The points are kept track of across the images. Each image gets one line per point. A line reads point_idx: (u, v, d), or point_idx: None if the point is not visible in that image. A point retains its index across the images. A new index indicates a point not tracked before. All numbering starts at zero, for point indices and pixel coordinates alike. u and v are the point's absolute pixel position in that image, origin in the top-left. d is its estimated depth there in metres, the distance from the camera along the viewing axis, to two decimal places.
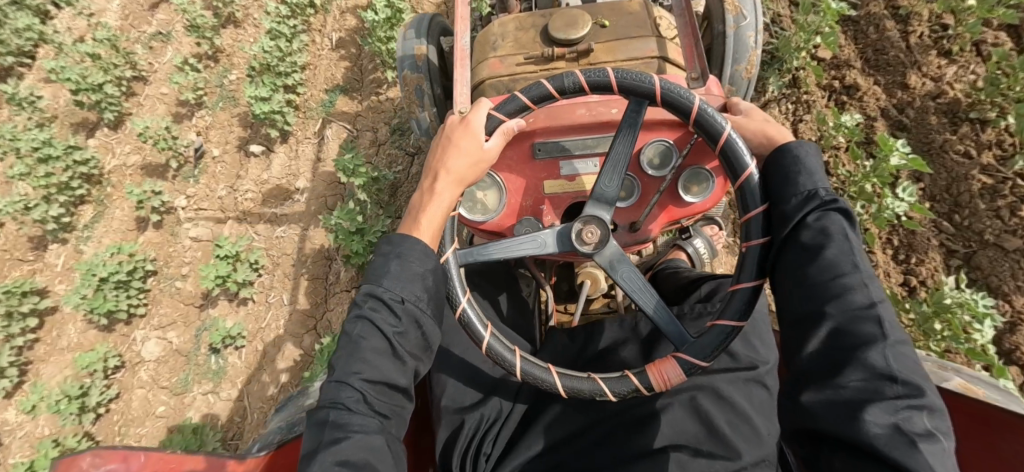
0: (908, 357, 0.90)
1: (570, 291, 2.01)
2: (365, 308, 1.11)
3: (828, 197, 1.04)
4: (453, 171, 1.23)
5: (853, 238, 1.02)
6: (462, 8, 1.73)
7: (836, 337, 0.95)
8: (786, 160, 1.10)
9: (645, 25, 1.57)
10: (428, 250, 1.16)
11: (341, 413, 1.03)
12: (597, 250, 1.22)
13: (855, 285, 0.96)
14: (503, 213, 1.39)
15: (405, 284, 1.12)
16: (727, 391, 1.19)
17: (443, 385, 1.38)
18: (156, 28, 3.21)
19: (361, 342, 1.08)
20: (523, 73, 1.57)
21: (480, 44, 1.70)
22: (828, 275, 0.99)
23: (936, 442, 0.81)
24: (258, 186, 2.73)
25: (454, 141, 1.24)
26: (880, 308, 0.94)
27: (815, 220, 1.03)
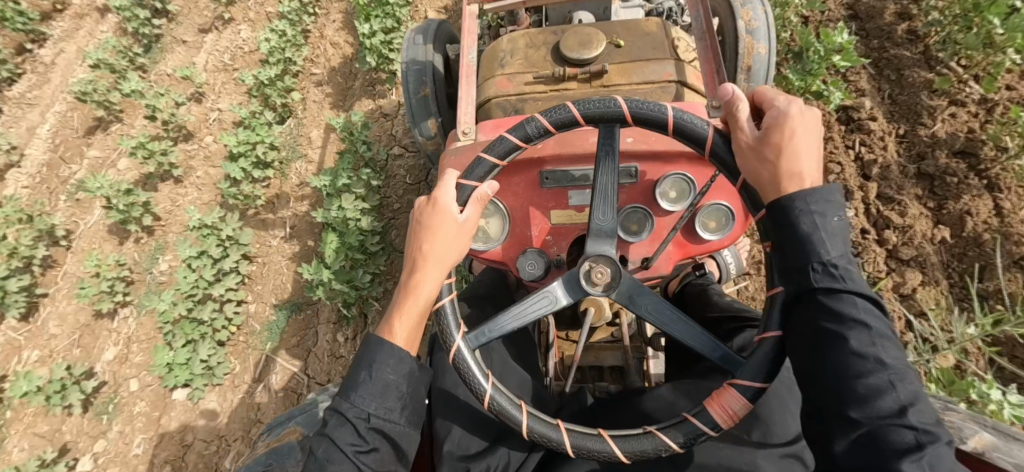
0: (952, 463, 0.80)
1: (573, 317, 1.86)
2: (329, 427, 1.04)
3: (840, 273, 0.91)
4: (434, 257, 1.12)
5: (874, 319, 0.89)
6: (469, 20, 1.66)
7: (866, 448, 0.84)
8: (799, 226, 0.93)
9: (662, 46, 1.49)
10: (405, 357, 1.08)
11: None
12: (607, 292, 1.13)
13: (880, 383, 0.85)
14: (505, 243, 1.30)
15: (374, 398, 1.05)
16: (764, 471, 1.07)
17: (447, 428, 1.27)
18: (83, 176, 2.86)
19: (325, 465, 1.00)
20: (531, 93, 1.48)
21: (488, 59, 1.61)
22: (849, 372, 0.88)
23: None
24: (178, 450, 2.26)
25: (430, 230, 1.13)
26: (912, 410, 0.83)
27: (831, 305, 0.90)
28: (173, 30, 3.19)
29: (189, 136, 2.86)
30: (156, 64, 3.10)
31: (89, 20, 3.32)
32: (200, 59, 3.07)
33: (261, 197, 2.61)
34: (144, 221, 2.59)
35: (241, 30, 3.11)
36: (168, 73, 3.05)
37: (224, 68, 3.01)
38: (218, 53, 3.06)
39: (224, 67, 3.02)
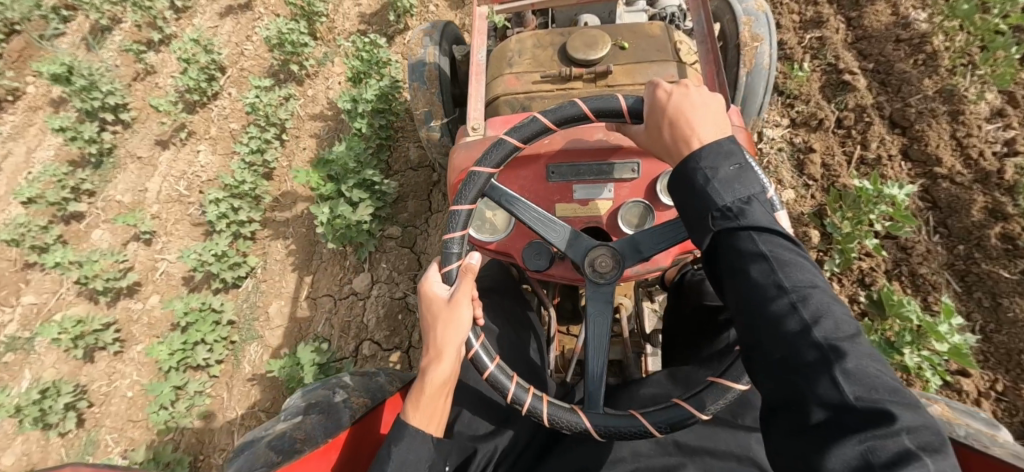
0: (864, 367, 0.77)
1: (574, 312, 1.94)
2: None
3: (737, 213, 0.92)
4: (449, 348, 1.12)
5: (775, 249, 0.88)
6: (480, 21, 1.72)
7: (780, 371, 0.81)
8: (694, 180, 0.96)
9: (665, 48, 1.55)
10: (427, 439, 1.10)
11: None
12: (610, 279, 1.18)
13: (786, 304, 0.83)
14: (512, 234, 1.36)
15: None
16: (757, 451, 1.14)
17: (455, 412, 1.33)
18: (13, 330, 2.70)
19: None
20: (539, 92, 1.54)
21: (497, 58, 1.67)
22: (757, 299, 0.86)
23: (915, 465, 0.68)
24: None
25: (441, 325, 1.12)
26: (819, 322, 0.81)
27: (731, 245, 0.90)
28: (127, 141, 3.04)
29: (133, 290, 2.66)
30: (106, 185, 2.95)
31: (43, 113, 3.29)
32: (153, 184, 2.89)
33: (204, 395, 2.37)
34: (65, 427, 2.34)
35: (200, 151, 2.92)
36: (116, 201, 2.90)
37: (177, 198, 2.82)
38: (173, 179, 2.87)
39: (179, 198, 2.83)
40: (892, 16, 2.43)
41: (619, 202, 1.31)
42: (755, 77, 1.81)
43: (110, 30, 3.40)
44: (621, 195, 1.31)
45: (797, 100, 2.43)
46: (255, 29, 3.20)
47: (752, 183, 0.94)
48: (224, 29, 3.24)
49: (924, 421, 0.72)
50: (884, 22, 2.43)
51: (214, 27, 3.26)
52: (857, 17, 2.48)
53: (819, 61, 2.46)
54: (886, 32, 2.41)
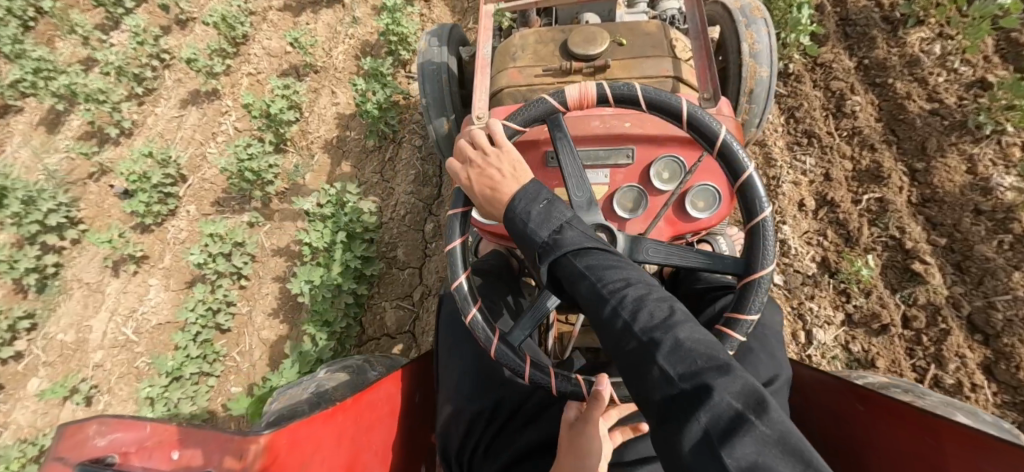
0: (683, 343, 0.83)
1: None
2: None
3: (552, 242, 1.00)
4: None
5: (589, 263, 0.97)
6: (486, 19, 1.81)
7: (627, 375, 0.88)
8: (515, 227, 1.05)
9: (661, 45, 1.63)
10: None
11: None
12: None
13: (612, 312, 0.91)
14: None
15: None
16: None
17: (454, 371, 1.43)
18: None
19: None
20: (541, 84, 1.62)
21: (501, 54, 1.75)
22: (593, 318, 0.94)
23: (743, 425, 0.73)
24: None
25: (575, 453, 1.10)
26: (637, 317, 0.88)
27: (561, 274, 0.99)
28: (76, 263, 2.79)
29: None
30: (51, 314, 2.70)
31: None
32: (99, 320, 2.63)
33: None
34: None
35: (151, 285, 2.65)
36: (58, 339, 2.64)
37: (122, 343, 2.54)
38: (121, 318, 2.61)
39: (124, 343, 2.55)
40: (968, 173, 2.03)
41: (614, 187, 1.38)
42: (754, 76, 1.86)
43: (68, 113, 3.19)
44: (616, 180, 1.39)
45: (852, 289, 2.03)
46: (219, 126, 2.95)
47: (560, 212, 1.03)
48: (188, 121, 3.01)
49: (732, 376, 0.79)
50: (958, 182, 2.03)
51: (177, 117, 3.04)
52: (923, 170, 2.09)
53: (878, 231, 2.07)
54: (961, 196, 2.01)
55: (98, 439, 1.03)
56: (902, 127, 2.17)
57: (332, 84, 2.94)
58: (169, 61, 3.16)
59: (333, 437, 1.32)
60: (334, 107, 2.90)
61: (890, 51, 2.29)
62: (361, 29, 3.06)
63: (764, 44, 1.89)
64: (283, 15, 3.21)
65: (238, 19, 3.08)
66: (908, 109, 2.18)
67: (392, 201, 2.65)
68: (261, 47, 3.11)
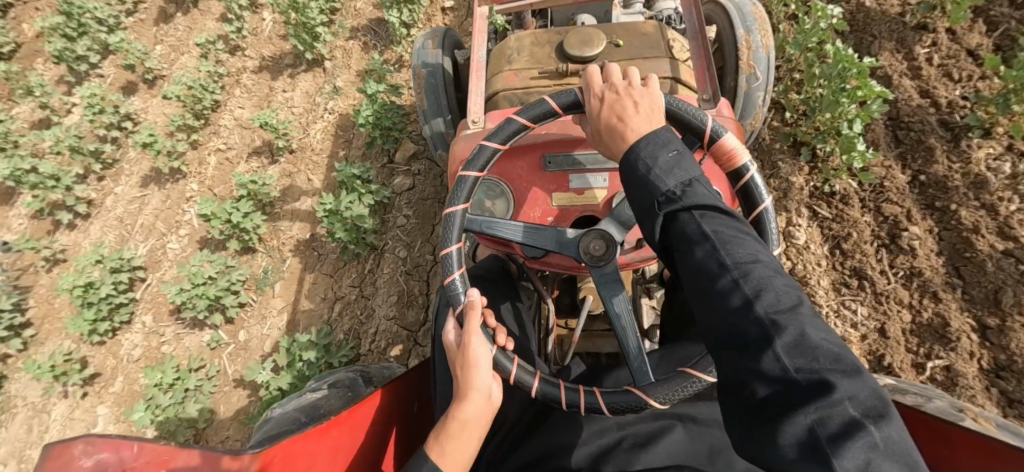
0: (806, 337, 0.76)
1: (572, 305, 1.94)
2: None
3: (680, 195, 0.93)
4: (476, 396, 1.14)
5: (717, 228, 0.88)
6: (480, 21, 1.78)
7: (730, 350, 0.81)
8: (636, 169, 0.99)
9: (658, 46, 1.60)
10: None
11: None
12: (603, 262, 1.24)
13: (731, 285, 0.83)
14: (510, 222, 1.40)
15: None
16: None
17: (443, 392, 1.42)
18: None
19: None
20: (537, 87, 1.59)
21: (496, 57, 1.73)
22: (705, 284, 0.86)
23: (860, 436, 0.67)
24: None
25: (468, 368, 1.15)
26: (760, 297, 0.81)
27: (675, 229, 0.92)
28: (17, 380, 2.62)
29: None
30: None
31: None
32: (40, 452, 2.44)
33: None
34: None
35: (99, 414, 2.47)
36: None
37: None
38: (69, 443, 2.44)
39: None
40: None
41: (613, 190, 1.36)
42: (752, 80, 1.82)
43: (18, 191, 3.06)
44: (615, 183, 1.36)
45: None
46: (183, 215, 2.83)
47: (689, 167, 0.96)
48: (151, 204, 2.90)
49: (861, 380, 0.72)
50: None
51: (140, 198, 2.93)
52: (996, 328, 1.84)
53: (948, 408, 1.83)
54: None
55: (85, 459, 0.98)
56: (969, 268, 1.94)
57: (308, 169, 2.79)
58: (133, 127, 3.10)
59: (329, 448, 1.31)
60: (309, 177, 2.77)
61: (952, 167, 2.07)
62: (338, 101, 2.93)
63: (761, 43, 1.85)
64: (257, 79, 3.12)
65: (205, 90, 2.99)
66: (976, 246, 1.95)
67: (371, 326, 2.41)
68: (231, 117, 3.02)
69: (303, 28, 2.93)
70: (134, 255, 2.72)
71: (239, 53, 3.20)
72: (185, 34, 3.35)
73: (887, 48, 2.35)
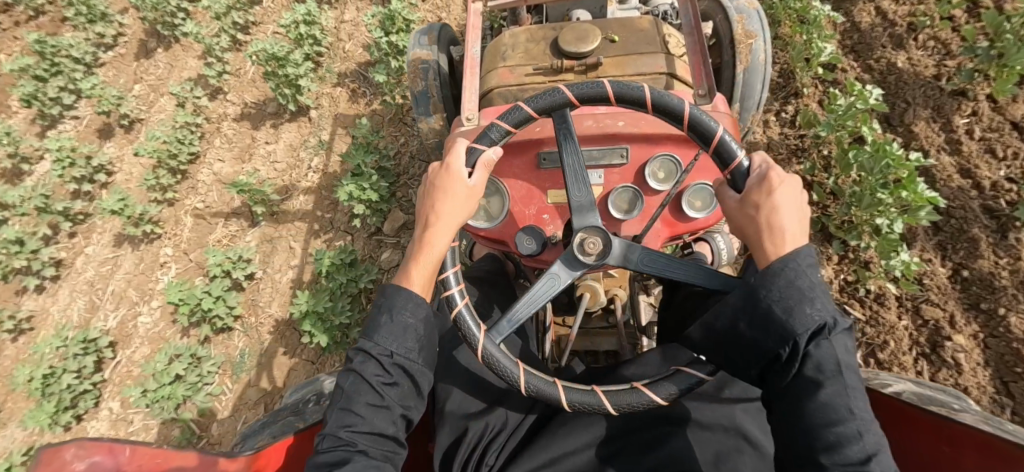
0: None
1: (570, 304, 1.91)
2: (354, 362, 1.11)
3: (830, 330, 0.97)
4: (445, 219, 1.19)
5: (848, 375, 0.97)
6: (474, 17, 1.76)
7: None
8: (794, 281, 0.99)
9: (654, 41, 1.59)
10: (422, 301, 1.14)
11: (334, 441, 1.04)
12: (598, 260, 1.20)
13: (851, 433, 0.94)
14: (506, 220, 1.39)
15: (397, 338, 1.11)
16: (744, 423, 1.18)
17: (447, 392, 1.35)
18: None
19: (355, 397, 1.07)
20: (531, 84, 1.58)
21: (491, 54, 1.72)
22: (824, 419, 0.96)
23: None
24: None
25: (444, 192, 1.20)
26: (872, 458, 0.93)
27: (813, 357, 0.97)
28: None
29: None
30: None
31: None
32: None
33: None
34: None
35: None
36: None
37: None
38: None
39: None
40: None
41: (609, 187, 1.35)
42: (750, 74, 1.83)
43: None
44: (610, 180, 1.35)
45: None
46: (157, 283, 2.63)
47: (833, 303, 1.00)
48: (123, 267, 2.70)
49: None
50: None
51: (113, 259, 2.73)
52: None
53: None
54: None
55: (77, 463, 0.98)
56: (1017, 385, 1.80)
57: (290, 235, 2.62)
58: (111, 176, 2.90)
59: None
60: (290, 246, 2.59)
61: (998, 262, 1.94)
62: (320, 158, 2.77)
63: (759, 38, 1.86)
64: (239, 127, 2.95)
65: (185, 141, 2.82)
66: None
67: None
68: (211, 171, 2.84)
69: (283, 79, 2.77)
70: (101, 333, 2.52)
71: (220, 96, 3.04)
72: (165, 71, 3.17)
73: (922, 117, 2.23)
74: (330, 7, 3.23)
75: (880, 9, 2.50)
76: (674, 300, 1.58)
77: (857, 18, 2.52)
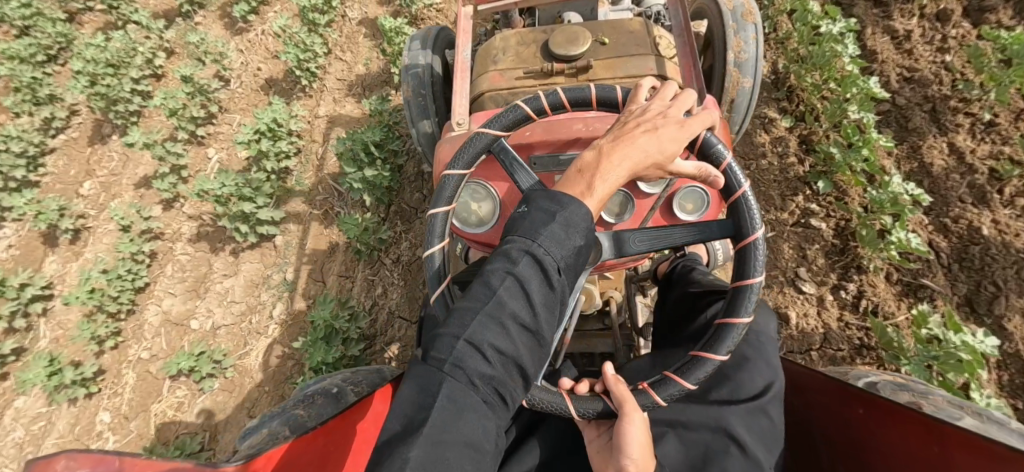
0: None
1: None
2: (518, 265, 0.94)
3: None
4: (640, 152, 1.04)
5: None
6: (465, 20, 1.76)
7: None
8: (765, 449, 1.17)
9: (644, 43, 1.59)
10: (589, 229, 1.00)
11: (462, 373, 0.88)
12: None
13: None
14: (497, 225, 1.39)
15: (561, 258, 0.96)
16: (733, 424, 1.16)
17: None
18: None
19: (505, 308, 0.92)
20: (522, 87, 1.58)
21: (482, 58, 1.71)
22: None
23: None
24: None
25: (658, 123, 1.07)
26: None
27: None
28: None
29: None
30: None
31: None
32: None
33: None
34: None
35: None
36: None
37: None
38: None
39: None
40: None
41: None
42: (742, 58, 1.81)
43: None
44: None
45: None
46: None
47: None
48: (56, 427, 2.40)
49: None
50: None
51: (46, 414, 2.43)
52: None
53: None
54: None
55: None
56: None
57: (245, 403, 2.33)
58: (51, 300, 2.66)
59: (315, 459, 1.23)
60: (242, 420, 2.29)
61: None
62: (282, 303, 2.48)
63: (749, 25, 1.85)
64: (193, 253, 2.66)
65: (128, 279, 2.54)
66: None
67: None
68: (159, 310, 2.57)
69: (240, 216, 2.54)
70: None
71: (173, 207, 2.76)
72: (119, 164, 2.93)
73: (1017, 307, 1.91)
74: (298, 100, 2.94)
75: (953, 146, 2.19)
76: (670, 303, 1.57)
77: (927, 157, 2.19)
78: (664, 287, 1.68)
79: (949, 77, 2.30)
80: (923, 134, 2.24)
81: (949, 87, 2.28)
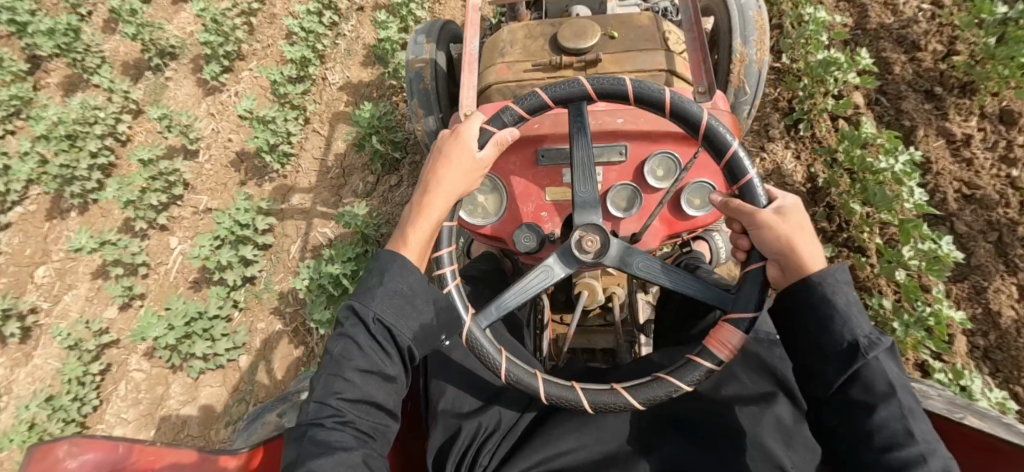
0: None
1: (568, 301, 1.88)
2: (348, 325, 1.07)
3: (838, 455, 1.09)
4: (447, 186, 1.16)
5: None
6: (473, 13, 1.75)
7: None
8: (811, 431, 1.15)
9: (654, 37, 1.58)
10: (414, 270, 1.10)
11: (319, 428, 0.99)
12: (596, 259, 1.18)
13: None
14: (504, 218, 1.37)
15: (388, 303, 1.07)
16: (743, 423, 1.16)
17: (441, 390, 1.35)
18: None
19: (343, 362, 1.03)
20: (529, 80, 1.57)
21: (489, 49, 1.70)
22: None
23: None
24: None
25: (449, 159, 1.17)
26: None
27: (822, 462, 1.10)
28: None
29: None
30: None
31: None
32: None
33: None
34: None
35: None
36: None
37: None
38: None
39: None
40: None
41: (607, 185, 1.34)
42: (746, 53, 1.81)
43: None
44: (608, 178, 1.34)
45: None
46: None
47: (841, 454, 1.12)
48: None
49: None
50: None
51: None
52: None
53: None
54: None
55: (70, 460, 0.96)
56: None
57: None
58: None
59: None
60: None
61: None
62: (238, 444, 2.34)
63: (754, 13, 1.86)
64: (147, 371, 2.57)
65: (73, 409, 2.43)
66: None
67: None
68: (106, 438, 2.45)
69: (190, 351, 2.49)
70: None
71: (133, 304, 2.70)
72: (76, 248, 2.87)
73: None
74: (269, 183, 2.87)
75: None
76: (675, 301, 1.57)
77: (994, 303, 1.98)
78: (667, 285, 1.69)
79: (1019, 198, 2.08)
80: (989, 273, 2.03)
81: (1017, 211, 2.06)
